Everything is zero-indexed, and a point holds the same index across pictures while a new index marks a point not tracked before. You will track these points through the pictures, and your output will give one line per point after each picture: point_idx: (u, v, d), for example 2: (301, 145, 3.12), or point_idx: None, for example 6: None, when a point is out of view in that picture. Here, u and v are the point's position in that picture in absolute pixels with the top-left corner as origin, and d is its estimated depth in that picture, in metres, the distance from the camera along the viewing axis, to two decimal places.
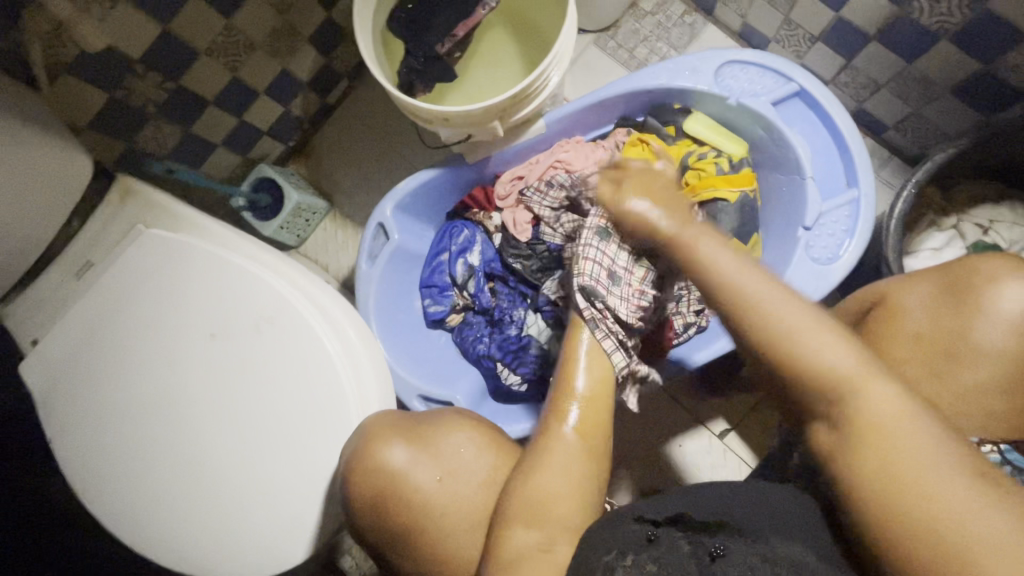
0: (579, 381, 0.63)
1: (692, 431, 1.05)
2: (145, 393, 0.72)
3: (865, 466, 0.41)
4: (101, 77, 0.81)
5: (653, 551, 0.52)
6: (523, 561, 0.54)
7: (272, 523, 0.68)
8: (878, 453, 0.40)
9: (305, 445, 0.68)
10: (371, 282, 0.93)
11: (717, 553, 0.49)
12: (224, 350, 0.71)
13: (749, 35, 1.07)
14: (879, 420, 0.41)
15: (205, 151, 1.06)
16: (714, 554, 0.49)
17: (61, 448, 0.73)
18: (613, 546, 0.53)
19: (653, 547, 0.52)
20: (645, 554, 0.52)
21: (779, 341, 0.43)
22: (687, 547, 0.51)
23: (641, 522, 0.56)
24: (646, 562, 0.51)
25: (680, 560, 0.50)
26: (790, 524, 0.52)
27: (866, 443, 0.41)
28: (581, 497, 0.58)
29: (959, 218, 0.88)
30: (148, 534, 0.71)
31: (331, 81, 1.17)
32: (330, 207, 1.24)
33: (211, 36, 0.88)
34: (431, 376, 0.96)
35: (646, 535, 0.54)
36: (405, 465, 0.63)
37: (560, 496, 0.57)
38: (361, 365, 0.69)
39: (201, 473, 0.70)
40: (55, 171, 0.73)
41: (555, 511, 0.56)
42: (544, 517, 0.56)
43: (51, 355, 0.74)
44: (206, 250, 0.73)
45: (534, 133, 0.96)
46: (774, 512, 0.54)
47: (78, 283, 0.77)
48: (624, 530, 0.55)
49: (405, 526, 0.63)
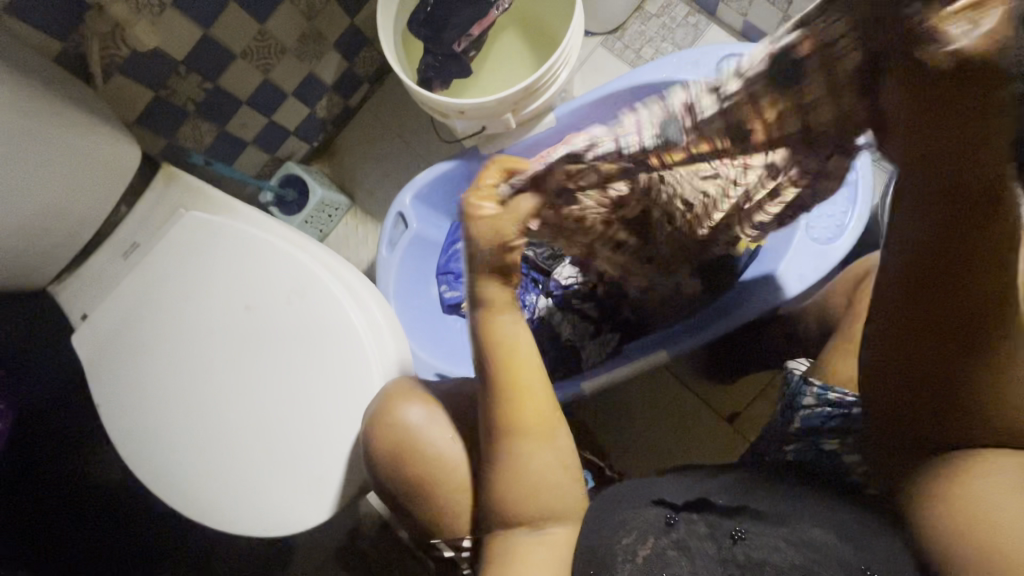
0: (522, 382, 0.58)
1: (702, 416, 1.08)
2: (181, 362, 0.78)
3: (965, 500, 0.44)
4: (149, 76, 0.89)
5: (675, 535, 0.53)
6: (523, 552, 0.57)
7: (299, 481, 0.73)
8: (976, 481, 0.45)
9: (330, 410, 0.73)
10: (390, 268, 1.00)
11: (738, 536, 0.52)
12: (256, 321, 0.77)
13: (750, 33, 1.11)
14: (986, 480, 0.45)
15: (237, 148, 1.13)
16: (734, 536, 0.52)
17: (106, 413, 0.79)
18: (632, 527, 0.54)
19: (673, 531, 0.53)
20: (666, 538, 0.52)
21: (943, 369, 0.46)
22: (704, 528, 0.54)
23: (658, 505, 0.57)
24: (667, 547, 0.51)
25: (700, 544, 0.52)
26: (809, 509, 0.54)
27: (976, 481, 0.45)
28: (564, 483, 0.60)
29: None
30: (185, 491, 0.76)
31: (354, 84, 1.25)
32: (351, 204, 1.30)
33: (247, 40, 0.96)
34: (449, 355, 1.02)
35: (666, 518, 0.55)
36: (421, 422, 0.68)
37: (541, 486, 0.58)
38: (382, 335, 0.74)
39: (235, 435, 0.75)
40: (109, 159, 0.80)
41: (546, 498, 0.58)
42: (537, 508, 0.58)
43: (99, 326, 0.81)
44: (241, 230, 0.79)
45: (545, 126, 1.02)
46: (792, 500, 0.55)
47: (125, 262, 0.83)
48: (641, 516, 0.55)
49: (420, 481, 0.67)
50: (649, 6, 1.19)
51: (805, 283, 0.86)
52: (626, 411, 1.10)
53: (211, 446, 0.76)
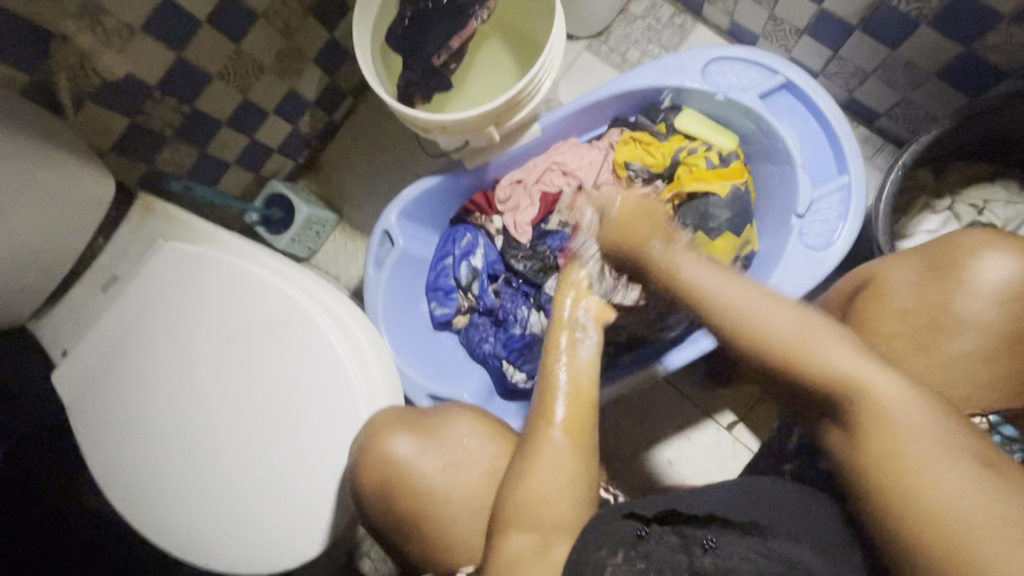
0: (557, 410, 0.58)
1: (701, 424, 1.06)
2: (166, 398, 0.76)
3: (867, 454, 0.46)
4: (123, 103, 0.87)
5: (644, 547, 0.55)
6: (519, 565, 0.55)
7: (288, 517, 0.71)
8: (893, 447, 0.44)
9: (319, 444, 0.71)
10: (378, 288, 0.97)
11: (708, 546, 0.53)
12: (239, 354, 0.75)
13: (737, 33, 1.09)
14: (897, 422, 0.44)
15: (220, 169, 1.11)
16: (704, 547, 0.53)
17: (90, 453, 0.77)
18: (605, 542, 0.54)
19: (643, 543, 0.55)
20: (635, 551, 0.54)
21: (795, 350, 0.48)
22: (676, 542, 0.55)
23: (631, 517, 0.57)
24: (636, 560, 0.54)
25: (669, 556, 0.53)
26: (781, 518, 0.54)
27: (875, 436, 0.45)
28: (571, 500, 0.56)
29: (953, 199, 0.90)
30: (174, 531, 0.74)
31: (337, 98, 1.23)
32: (339, 220, 1.28)
33: (223, 60, 0.94)
34: (439, 375, 0.99)
35: (637, 530, 0.56)
36: (410, 454, 0.66)
37: (553, 497, 0.56)
38: (369, 363, 0.72)
39: (222, 472, 0.74)
40: (83, 191, 0.78)
41: (548, 513, 0.55)
42: (538, 522, 0.55)
43: (80, 364, 0.79)
44: (221, 260, 0.77)
45: (530, 137, 1.00)
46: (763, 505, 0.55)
47: (104, 296, 0.82)
48: (615, 529, 0.55)
49: (413, 512, 0.66)
50: (634, 8, 1.17)
51: (801, 291, 0.83)
52: (623, 423, 1.08)
53: (201, 483, 0.74)
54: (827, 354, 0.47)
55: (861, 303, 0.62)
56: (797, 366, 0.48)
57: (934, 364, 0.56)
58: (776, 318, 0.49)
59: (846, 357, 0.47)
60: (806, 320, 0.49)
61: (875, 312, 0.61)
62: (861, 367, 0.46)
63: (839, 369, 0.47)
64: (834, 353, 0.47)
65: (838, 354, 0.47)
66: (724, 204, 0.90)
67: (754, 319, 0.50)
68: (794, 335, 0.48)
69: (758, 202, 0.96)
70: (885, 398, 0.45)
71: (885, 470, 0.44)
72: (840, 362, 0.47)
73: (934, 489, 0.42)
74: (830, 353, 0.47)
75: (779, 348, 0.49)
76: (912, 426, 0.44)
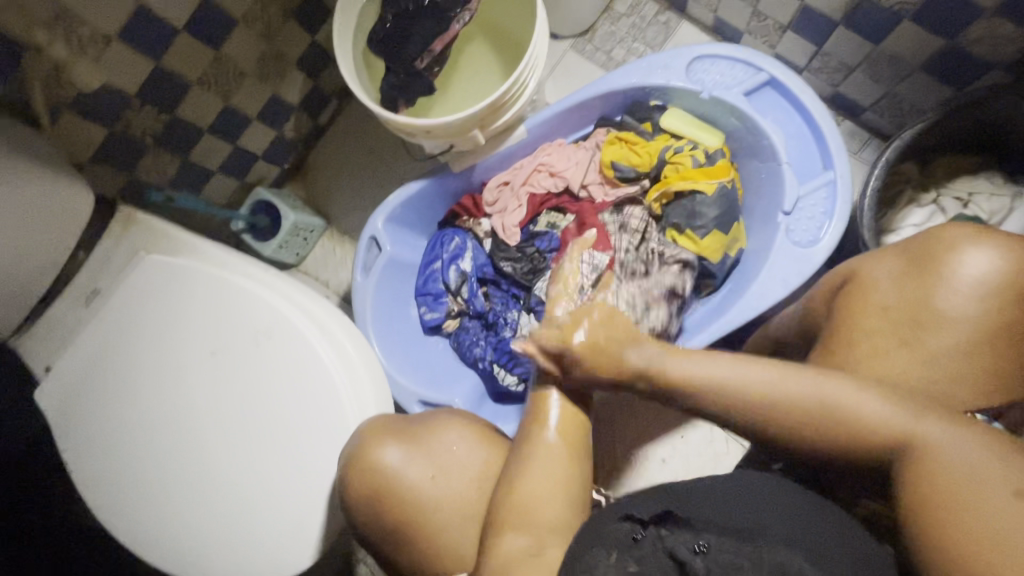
0: (552, 415, 0.59)
1: (694, 421, 1.06)
2: (152, 412, 0.75)
3: (928, 491, 0.47)
4: (101, 113, 0.86)
5: (638, 552, 0.52)
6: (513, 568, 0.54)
7: (279, 528, 0.71)
8: (939, 481, 0.46)
9: (310, 454, 0.71)
10: (366, 294, 0.96)
11: (701, 550, 0.51)
12: (225, 365, 0.74)
13: (721, 29, 1.09)
14: (940, 454, 0.47)
15: (205, 177, 1.10)
16: (697, 550, 0.51)
17: (76, 469, 0.76)
18: (600, 544, 0.53)
19: (637, 548, 0.52)
20: (628, 555, 0.52)
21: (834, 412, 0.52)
22: (671, 546, 0.52)
23: (628, 520, 0.55)
24: (629, 564, 0.51)
25: (661, 560, 0.51)
26: (769, 517, 0.53)
27: (929, 470, 0.47)
28: (563, 502, 0.57)
29: (938, 192, 0.90)
30: (163, 545, 0.74)
31: (321, 102, 1.22)
32: (327, 225, 1.27)
33: (203, 66, 0.92)
34: (430, 381, 0.98)
35: (633, 534, 0.54)
36: (399, 464, 0.66)
37: (543, 499, 0.56)
38: (357, 372, 0.72)
39: (212, 485, 0.73)
40: (62, 204, 0.77)
41: (540, 516, 0.55)
42: (530, 525, 0.55)
43: (63, 379, 0.78)
44: (204, 271, 0.76)
45: (516, 139, 0.99)
46: (753, 508, 0.54)
47: (87, 309, 0.81)
48: (610, 532, 0.54)
49: (401, 521, 0.66)
50: (618, 6, 1.16)
51: (788, 289, 0.83)
52: (616, 422, 1.08)
53: (190, 496, 0.73)
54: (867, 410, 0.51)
55: (846, 301, 0.63)
56: (832, 427, 0.52)
57: (918, 362, 0.56)
58: (800, 388, 0.53)
59: (875, 403, 0.51)
60: (834, 380, 0.53)
61: (855, 307, 0.61)
62: (898, 416, 0.50)
63: (887, 424, 0.50)
64: (871, 408, 0.51)
65: (870, 407, 0.51)
66: (711, 201, 0.90)
67: (793, 391, 0.53)
68: (820, 401, 0.52)
69: (745, 198, 0.96)
70: (953, 458, 0.47)
71: (942, 509, 0.45)
72: (881, 414, 0.51)
73: (986, 511, 0.43)
74: (864, 407, 0.51)
75: (795, 418, 0.53)
76: (955, 464, 0.46)
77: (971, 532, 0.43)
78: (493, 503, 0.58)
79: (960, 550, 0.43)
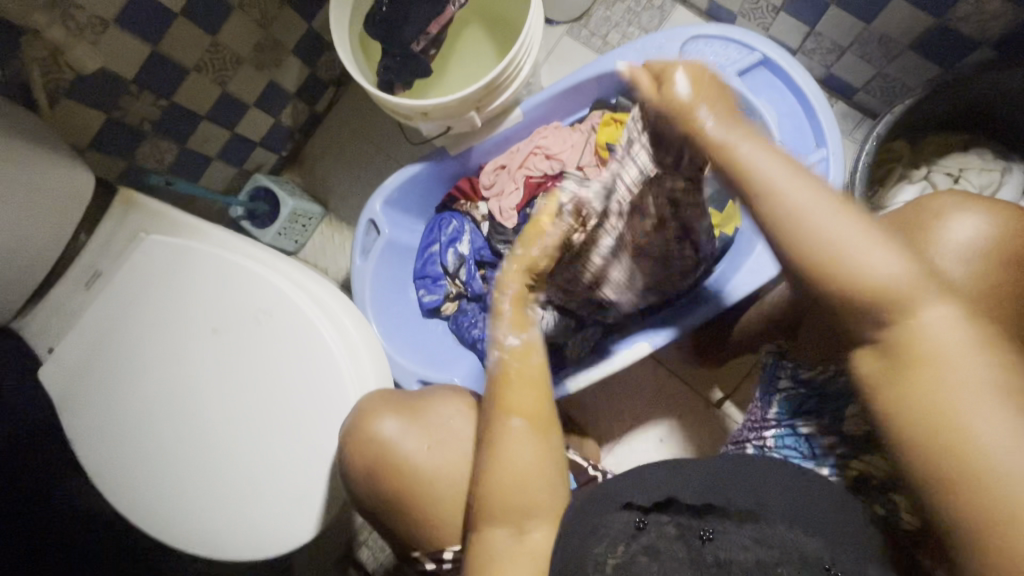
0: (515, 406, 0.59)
1: (690, 401, 1.07)
2: (155, 390, 0.76)
3: (913, 394, 0.44)
4: (98, 97, 0.86)
5: (644, 539, 0.53)
6: (504, 558, 0.57)
7: (281, 504, 0.72)
8: (936, 383, 0.43)
9: (308, 429, 0.72)
10: (365, 276, 0.97)
11: (707, 536, 0.52)
12: (225, 343, 0.75)
13: (715, 12, 1.09)
14: (937, 346, 0.43)
15: (202, 164, 1.10)
16: (703, 537, 0.52)
17: (81, 448, 0.78)
18: (603, 534, 0.54)
19: (642, 535, 0.53)
20: (635, 544, 0.53)
21: (837, 261, 0.45)
22: (675, 531, 0.53)
23: (628, 509, 0.56)
24: (637, 552, 0.52)
25: (670, 547, 0.52)
26: (757, 486, 0.55)
27: (920, 368, 0.44)
28: (546, 482, 0.59)
29: (929, 169, 0.91)
30: (168, 522, 0.75)
31: (318, 89, 1.22)
32: (325, 212, 1.28)
33: (199, 52, 0.93)
34: (429, 362, 0.99)
35: (635, 521, 0.54)
36: (395, 435, 0.68)
37: (526, 484, 0.58)
38: (356, 348, 0.73)
39: (212, 462, 0.74)
40: (60, 187, 0.78)
41: (525, 502, 0.58)
42: (519, 509, 0.58)
43: (67, 359, 0.79)
44: (205, 250, 0.77)
45: (511, 121, 1.00)
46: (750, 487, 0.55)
47: (89, 291, 0.82)
48: (610, 522, 0.55)
49: (397, 492, 0.67)
50: None
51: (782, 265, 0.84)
52: (614, 403, 1.10)
53: (193, 473, 0.74)
54: (850, 262, 0.45)
55: None
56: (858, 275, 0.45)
57: None
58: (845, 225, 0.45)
59: (890, 265, 0.44)
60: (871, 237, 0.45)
61: None
62: (905, 281, 0.44)
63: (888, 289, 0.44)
64: (856, 261, 0.44)
65: (877, 256, 0.44)
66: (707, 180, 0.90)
67: (815, 219, 0.46)
68: (843, 242, 0.45)
69: None
70: (943, 343, 0.43)
71: (933, 410, 0.43)
72: (882, 268, 0.44)
73: (971, 425, 0.41)
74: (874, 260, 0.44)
75: (822, 243, 0.46)
76: (957, 368, 0.42)
77: (944, 435, 0.42)
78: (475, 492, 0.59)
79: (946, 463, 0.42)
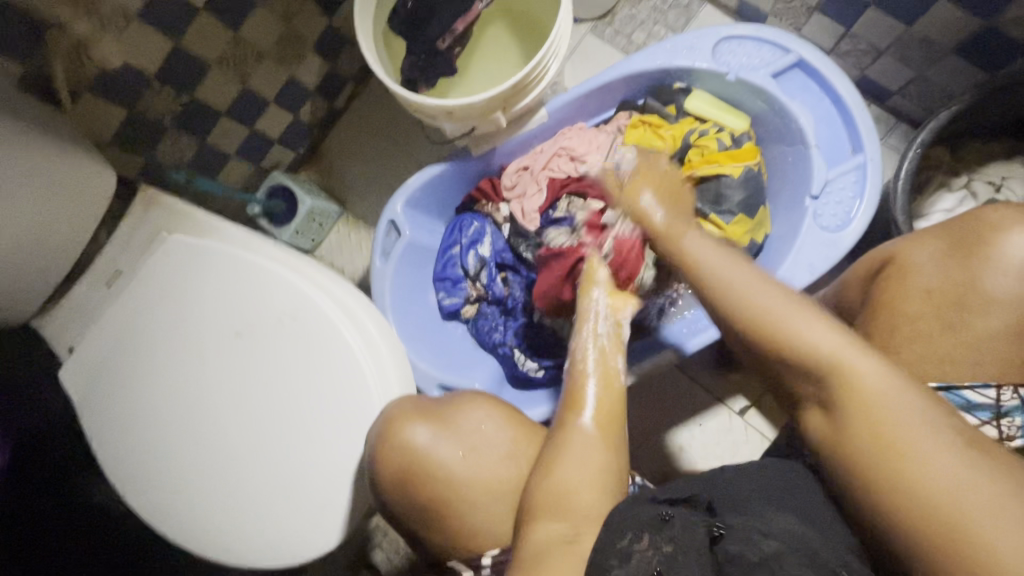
0: (586, 413, 0.60)
1: (712, 410, 1.05)
2: (176, 392, 0.75)
3: (856, 433, 0.43)
4: (121, 94, 0.85)
5: (670, 531, 0.51)
6: (546, 557, 0.52)
7: (303, 510, 0.71)
8: (870, 420, 0.42)
9: (333, 436, 0.70)
10: (385, 277, 0.95)
11: (718, 534, 0.51)
12: (248, 346, 0.74)
13: (746, 12, 1.06)
14: (868, 393, 0.43)
15: (221, 161, 1.09)
16: (715, 534, 0.51)
17: (100, 449, 0.77)
18: (631, 526, 0.52)
19: (667, 527, 0.51)
20: (661, 535, 0.51)
21: (767, 331, 0.48)
22: (698, 524, 0.51)
23: (656, 504, 0.54)
24: (662, 543, 0.50)
25: (694, 538, 0.50)
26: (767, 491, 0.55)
27: (854, 408, 0.43)
28: (601, 486, 0.56)
29: (970, 176, 0.89)
30: (188, 525, 0.74)
31: (337, 86, 1.20)
32: (342, 211, 1.26)
33: (221, 47, 0.91)
34: (449, 367, 0.98)
35: (662, 515, 0.53)
36: (428, 443, 0.67)
37: (580, 485, 0.56)
38: (380, 352, 0.71)
39: (234, 467, 0.73)
40: (82, 185, 0.76)
41: (574, 502, 0.55)
42: (566, 509, 0.55)
43: (88, 359, 0.78)
44: (226, 251, 0.76)
45: (536, 123, 0.97)
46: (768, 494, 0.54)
47: (109, 291, 0.81)
48: (638, 513, 0.53)
49: (433, 501, 0.67)
50: None
51: (815, 274, 0.82)
52: (634, 410, 1.08)
53: (217, 478, 0.73)
54: (803, 329, 0.46)
55: (884, 283, 0.62)
56: (769, 339, 0.47)
57: (960, 343, 0.55)
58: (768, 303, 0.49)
59: (823, 336, 0.45)
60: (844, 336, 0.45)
61: (896, 292, 0.60)
62: (842, 345, 0.45)
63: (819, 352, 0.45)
64: (808, 331, 0.46)
65: (806, 326, 0.46)
66: (737, 185, 0.89)
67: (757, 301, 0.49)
68: (769, 314, 0.48)
69: (770, 182, 0.95)
70: (870, 378, 0.43)
71: (884, 464, 0.41)
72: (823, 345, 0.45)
73: (933, 471, 0.39)
74: (815, 337, 0.46)
75: (760, 308, 0.48)
76: (894, 408, 0.42)
77: (892, 461, 0.41)
78: (529, 489, 0.58)
79: (878, 446, 0.42)
